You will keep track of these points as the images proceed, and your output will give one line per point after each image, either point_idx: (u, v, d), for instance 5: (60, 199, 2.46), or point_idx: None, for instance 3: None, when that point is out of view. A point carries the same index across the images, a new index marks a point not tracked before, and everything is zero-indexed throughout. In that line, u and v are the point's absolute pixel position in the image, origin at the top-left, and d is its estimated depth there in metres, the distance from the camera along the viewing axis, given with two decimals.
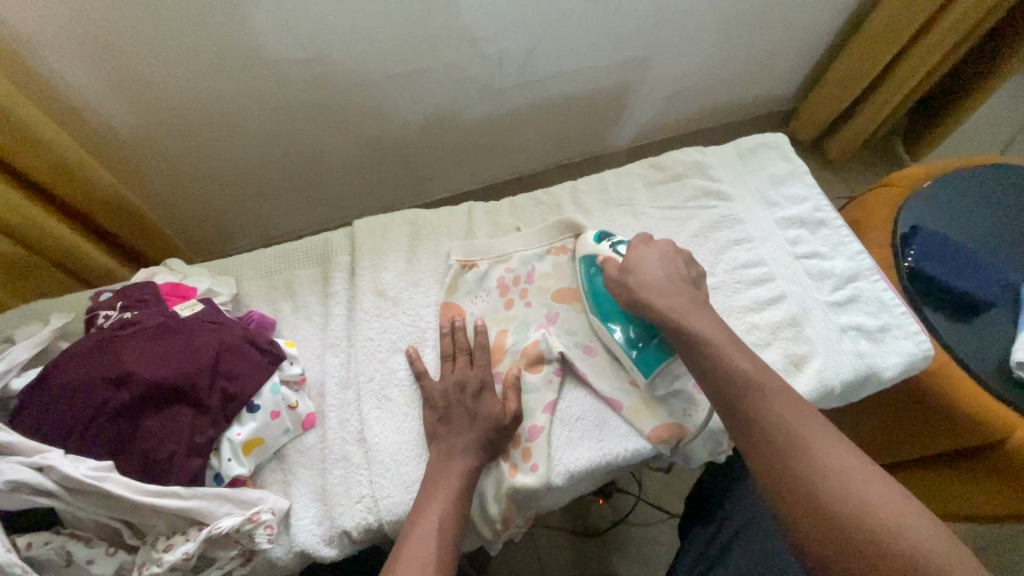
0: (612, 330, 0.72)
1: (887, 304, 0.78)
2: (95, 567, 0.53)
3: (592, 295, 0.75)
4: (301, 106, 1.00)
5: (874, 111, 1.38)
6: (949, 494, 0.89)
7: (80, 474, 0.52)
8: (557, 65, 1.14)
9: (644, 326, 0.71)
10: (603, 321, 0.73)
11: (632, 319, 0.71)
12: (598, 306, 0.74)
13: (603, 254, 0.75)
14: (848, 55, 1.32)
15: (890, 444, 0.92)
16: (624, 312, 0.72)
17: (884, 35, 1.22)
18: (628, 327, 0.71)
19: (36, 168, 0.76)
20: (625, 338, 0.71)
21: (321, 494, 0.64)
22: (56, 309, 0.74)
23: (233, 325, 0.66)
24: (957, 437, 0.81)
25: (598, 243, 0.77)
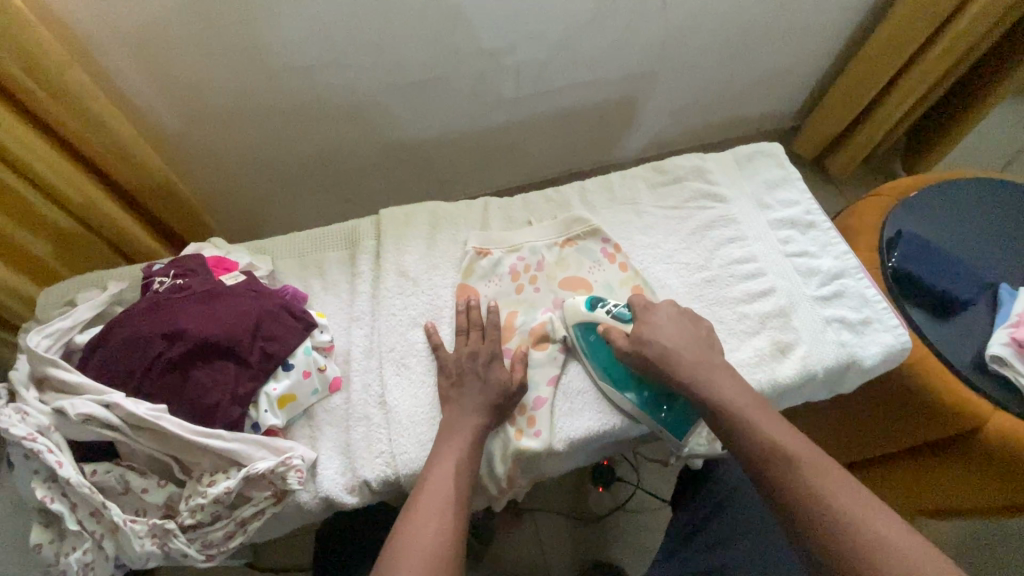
0: (631, 398, 0.75)
1: (869, 298, 0.84)
2: (149, 496, 0.60)
3: (601, 367, 0.76)
4: (333, 109, 1.09)
5: (870, 130, 1.45)
6: (930, 484, 0.94)
7: (141, 412, 0.60)
8: (570, 78, 1.22)
9: (658, 390, 0.75)
10: (617, 388, 0.75)
11: (643, 383, 0.76)
12: (611, 377, 0.76)
13: (602, 322, 0.78)
14: (845, 75, 1.40)
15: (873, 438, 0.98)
16: (633, 378, 0.76)
17: (878, 57, 1.30)
18: (645, 392, 0.75)
19: (102, 159, 0.88)
20: (643, 403, 0.75)
21: (344, 449, 0.71)
22: (112, 278, 0.82)
23: (272, 295, 0.73)
24: (935, 428, 0.87)
25: (593, 311, 0.79)
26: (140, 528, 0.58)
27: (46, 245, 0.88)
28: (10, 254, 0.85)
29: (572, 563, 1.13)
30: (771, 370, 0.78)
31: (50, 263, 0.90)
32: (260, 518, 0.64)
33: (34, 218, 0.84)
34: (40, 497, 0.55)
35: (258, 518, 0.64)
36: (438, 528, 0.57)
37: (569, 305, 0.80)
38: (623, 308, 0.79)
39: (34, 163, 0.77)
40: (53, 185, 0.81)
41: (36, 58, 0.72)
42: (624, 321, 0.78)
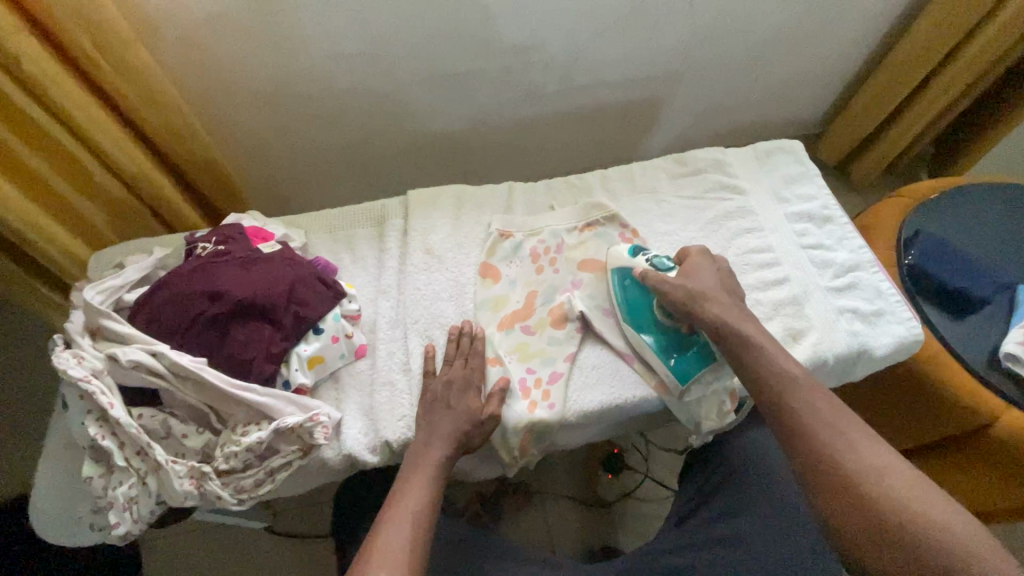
0: (648, 342, 0.78)
1: (884, 291, 0.86)
2: (189, 440, 0.65)
3: (627, 309, 0.81)
4: (366, 96, 1.14)
5: (896, 136, 1.45)
6: (941, 479, 0.95)
7: (185, 362, 0.64)
8: (596, 75, 1.25)
9: (677, 337, 0.79)
10: (638, 329, 0.79)
11: (665, 330, 0.79)
12: (633, 320, 0.80)
13: (638, 267, 0.81)
14: (873, 81, 1.39)
15: (884, 432, 0.99)
16: (658, 324, 0.79)
17: (907, 63, 1.29)
18: (662, 339, 0.78)
19: (161, 136, 0.95)
20: (660, 347, 0.78)
21: (368, 411, 0.75)
22: (158, 244, 0.88)
23: (306, 263, 0.78)
24: (946, 423, 0.88)
25: (633, 257, 0.83)
26: (180, 468, 0.62)
27: (101, 212, 0.94)
28: (67, 219, 0.91)
29: (579, 546, 1.16)
30: None
31: (103, 230, 0.97)
32: (287, 469, 0.68)
33: (89, 185, 0.90)
34: (93, 433, 0.60)
35: (286, 469, 0.68)
36: (413, 531, 0.59)
37: (614, 250, 0.85)
38: (662, 259, 0.81)
39: (93, 131, 0.83)
40: (109, 154, 0.87)
41: (106, 36, 0.78)
42: (660, 269, 0.80)
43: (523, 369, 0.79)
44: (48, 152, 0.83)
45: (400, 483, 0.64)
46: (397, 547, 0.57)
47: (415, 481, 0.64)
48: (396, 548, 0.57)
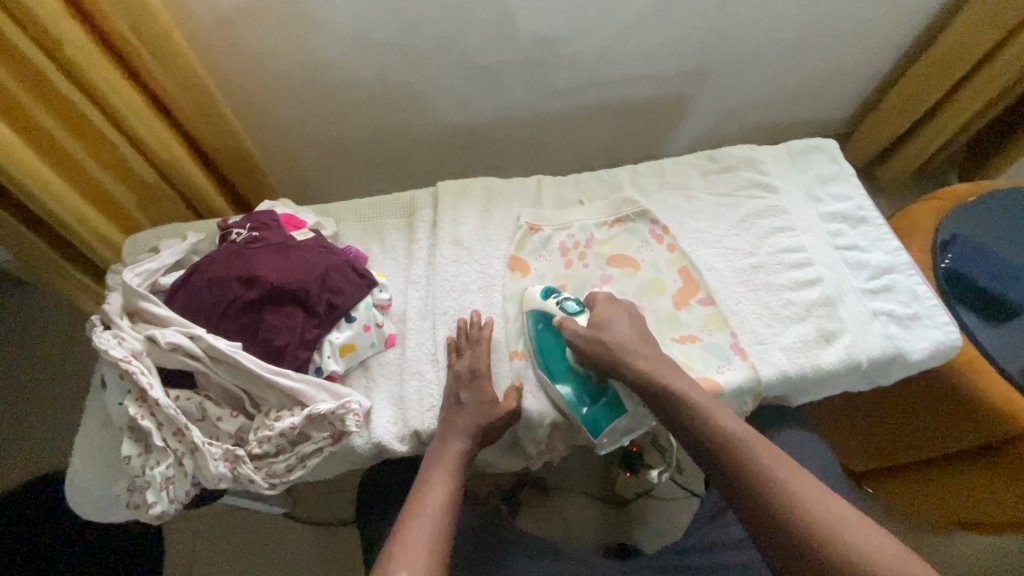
0: (561, 391, 0.74)
1: (920, 295, 0.84)
2: (224, 424, 0.66)
3: (541, 353, 0.77)
4: (394, 87, 1.14)
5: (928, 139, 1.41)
6: (957, 492, 0.94)
7: (221, 345, 0.65)
8: (623, 70, 1.23)
9: (589, 385, 0.75)
10: (552, 379, 0.75)
11: (579, 377, 0.75)
12: (546, 365, 0.76)
13: (553, 312, 0.77)
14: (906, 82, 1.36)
15: (902, 441, 0.98)
16: (571, 371, 0.75)
17: (942, 65, 1.26)
18: (576, 386, 0.74)
19: (194, 123, 0.96)
20: (576, 397, 0.74)
21: (397, 400, 0.75)
22: (191, 229, 0.89)
23: (337, 251, 0.78)
24: (971, 434, 0.87)
25: (546, 299, 0.79)
26: (215, 450, 0.63)
27: (133, 197, 0.96)
28: (102, 203, 0.92)
29: (594, 543, 1.15)
30: (815, 356, 0.80)
31: (134, 214, 0.98)
32: (319, 455, 0.69)
33: (124, 170, 0.91)
34: (133, 413, 0.61)
35: (317, 455, 0.69)
36: (436, 526, 0.61)
37: (528, 292, 0.81)
38: (574, 302, 0.78)
39: (129, 117, 0.84)
40: (143, 140, 0.88)
41: (146, 22, 0.78)
42: (573, 313, 0.77)
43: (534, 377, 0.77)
44: (84, 136, 0.84)
45: (422, 480, 0.66)
46: (419, 544, 0.58)
47: (437, 476, 0.66)
48: (417, 544, 0.58)
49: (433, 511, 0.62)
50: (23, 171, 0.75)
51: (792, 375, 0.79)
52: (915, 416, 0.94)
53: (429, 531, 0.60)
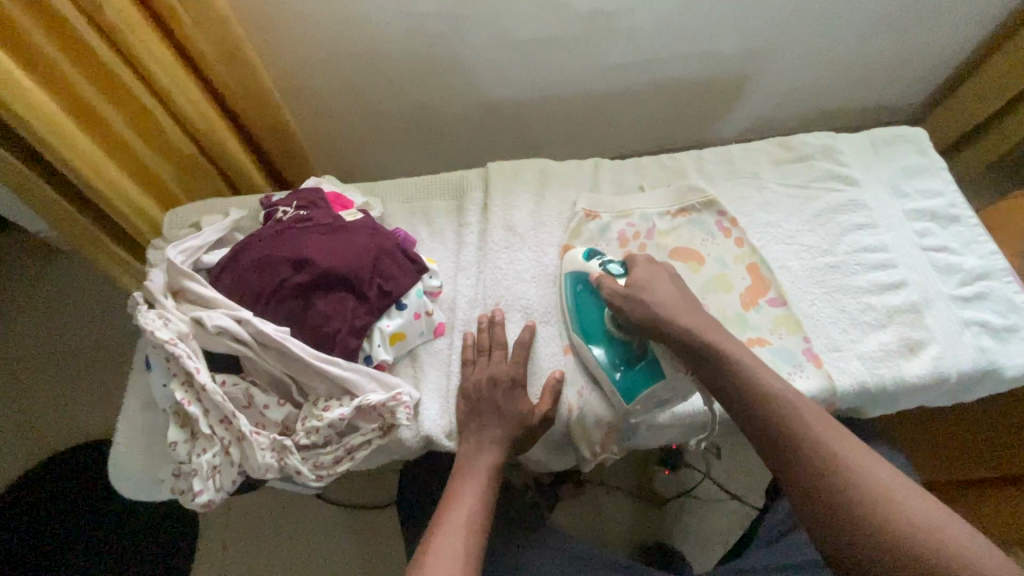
0: (596, 354, 0.71)
1: (1018, 304, 0.76)
2: (271, 412, 0.63)
3: (578, 313, 0.74)
4: (439, 59, 1.07)
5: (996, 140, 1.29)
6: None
7: (270, 331, 0.62)
8: (683, 47, 1.14)
9: (629, 349, 0.70)
10: (586, 341, 0.72)
11: (616, 341, 0.71)
12: (582, 327, 0.73)
13: (592, 272, 0.73)
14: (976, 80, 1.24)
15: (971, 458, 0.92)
16: (608, 334, 0.71)
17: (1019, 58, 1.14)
18: (612, 351, 0.70)
19: (234, 96, 0.92)
20: (609, 360, 0.70)
21: (446, 393, 0.71)
22: (235, 205, 0.86)
23: (388, 234, 0.74)
24: None
25: (587, 261, 0.75)
26: (263, 440, 0.60)
27: (170, 169, 0.93)
28: (140, 175, 0.90)
29: (629, 541, 1.11)
30: (896, 367, 0.73)
31: (173, 189, 0.95)
32: (366, 448, 0.65)
33: (161, 142, 0.88)
34: (179, 399, 0.59)
35: (365, 448, 0.65)
36: (467, 539, 0.58)
37: (568, 253, 0.78)
38: (617, 264, 0.73)
39: (168, 86, 0.80)
40: (185, 112, 0.84)
41: None
42: (615, 275, 0.72)
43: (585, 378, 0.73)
44: (123, 106, 0.80)
45: (449, 492, 0.63)
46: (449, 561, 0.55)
47: (467, 489, 0.63)
48: (449, 556, 0.55)
49: (463, 528, 0.58)
50: (61, 139, 0.72)
51: (872, 386, 0.72)
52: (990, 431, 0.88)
53: (463, 547, 0.57)
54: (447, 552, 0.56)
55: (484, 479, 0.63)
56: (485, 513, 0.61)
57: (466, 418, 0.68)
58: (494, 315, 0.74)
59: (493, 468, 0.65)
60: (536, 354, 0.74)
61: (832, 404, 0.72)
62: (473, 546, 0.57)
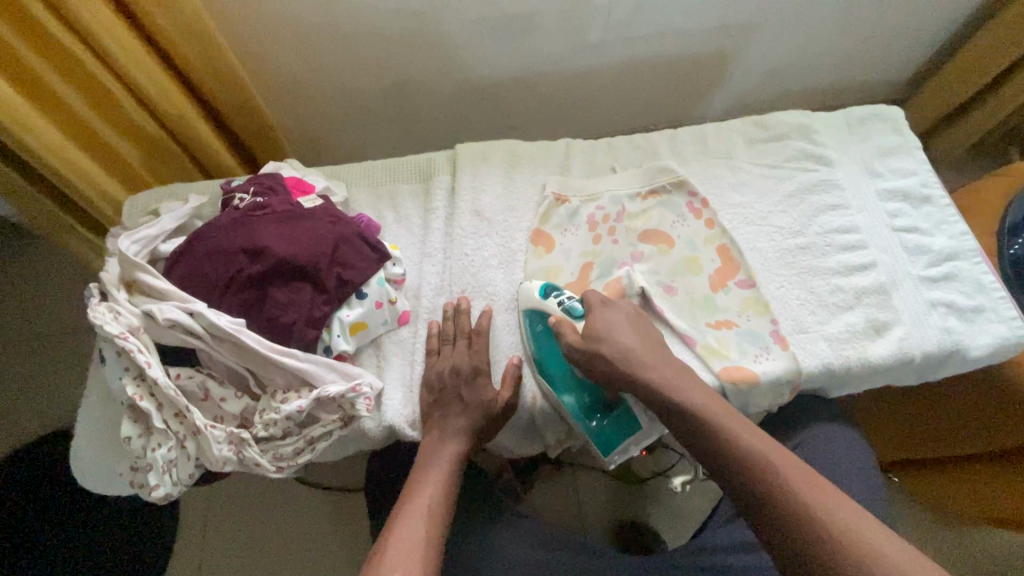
0: (568, 402, 0.69)
1: (986, 286, 0.76)
2: (228, 404, 0.62)
3: (542, 360, 0.71)
4: (409, 39, 1.03)
5: (981, 119, 1.27)
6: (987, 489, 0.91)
7: (223, 323, 0.61)
8: (664, 22, 1.09)
9: (600, 396, 0.70)
10: (555, 389, 0.69)
11: (584, 386, 0.70)
12: (550, 375, 0.70)
13: (552, 313, 0.70)
14: (963, 57, 1.21)
15: (937, 436, 0.93)
16: (575, 379, 0.70)
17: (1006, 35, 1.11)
18: (584, 397, 0.70)
19: (203, 79, 0.89)
20: (581, 408, 0.69)
21: (409, 382, 0.71)
22: (194, 191, 0.83)
23: (348, 221, 0.72)
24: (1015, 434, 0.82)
25: (545, 299, 0.71)
26: (219, 433, 0.60)
27: (134, 152, 0.89)
28: (102, 158, 0.86)
29: (607, 522, 1.12)
30: (862, 349, 0.73)
31: (140, 173, 0.93)
32: (328, 439, 0.65)
33: (123, 122, 0.84)
34: (131, 393, 0.58)
35: (326, 439, 0.65)
36: (429, 528, 0.58)
37: (524, 287, 0.73)
38: (576, 303, 0.70)
39: (128, 66, 0.76)
40: (150, 95, 0.81)
41: None
42: (577, 318, 0.69)
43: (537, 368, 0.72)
44: (82, 85, 0.77)
45: (411, 482, 0.63)
46: (407, 549, 0.55)
47: (429, 478, 0.63)
48: (409, 547, 0.55)
49: (423, 514, 0.59)
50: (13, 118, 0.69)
51: (836, 369, 0.72)
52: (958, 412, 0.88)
53: (424, 536, 0.57)
54: (407, 541, 0.56)
55: (446, 467, 0.64)
56: (447, 502, 0.62)
57: (429, 408, 0.67)
58: (460, 304, 0.73)
59: (457, 457, 0.65)
60: (501, 342, 0.73)
61: (795, 386, 0.72)
62: (434, 532, 0.58)
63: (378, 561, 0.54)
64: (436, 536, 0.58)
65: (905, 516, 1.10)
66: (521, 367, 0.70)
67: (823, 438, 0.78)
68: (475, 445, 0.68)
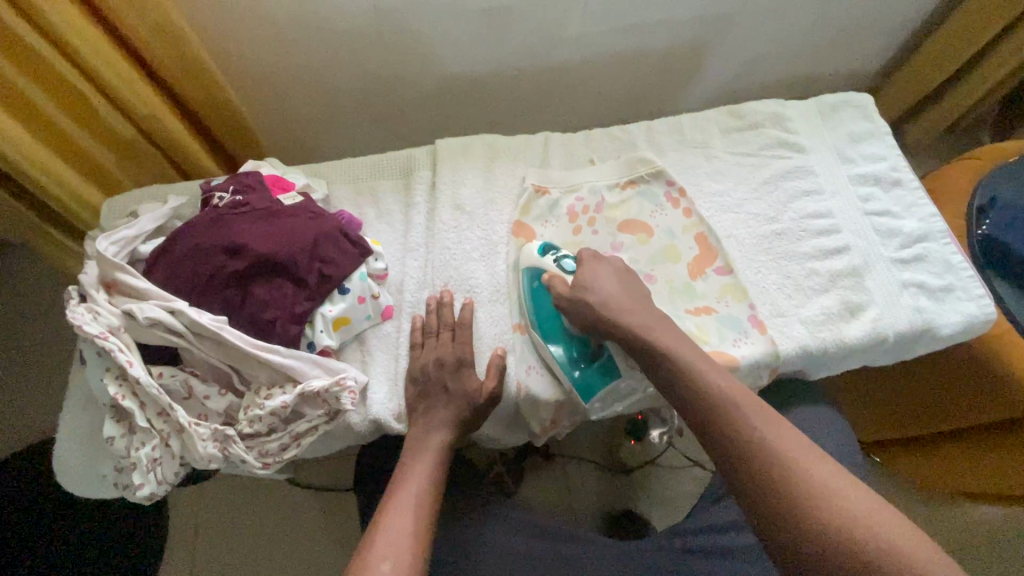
0: (555, 352, 0.71)
1: (955, 265, 0.78)
2: (212, 402, 0.62)
3: (535, 311, 0.73)
4: (386, 35, 1.03)
5: (951, 105, 1.30)
6: (963, 464, 0.93)
7: (204, 320, 0.61)
8: (641, 15, 1.10)
9: (587, 349, 0.71)
10: (545, 338, 0.71)
11: (573, 340, 0.72)
12: (541, 327, 0.72)
13: (547, 269, 0.73)
14: (933, 45, 1.23)
15: (913, 414, 0.96)
16: (566, 333, 0.72)
17: (972, 23, 1.13)
18: (573, 350, 0.71)
19: (176, 76, 0.88)
20: (569, 359, 0.71)
21: (394, 376, 0.71)
22: (174, 192, 0.83)
23: (328, 217, 0.73)
24: (988, 411, 0.84)
25: (542, 256, 0.74)
26: (203, 431, 0.60)
27: (110, 153, 0.88)
28: (77, 161, 0.85)
29: (599, 511, 1.13)
30: (837, 330, 0.75)
31: (116, 175, 0.91)
32: (313, 433, 0.65)
33: (97, 123, 0.83)
34: (112, 393, 0.58)
35: (312, 434, 0.65)
36: (417, 519, 0.58)
37: (524, 248, 0.77)
38: (570, 260, 0.73)
39: (99, 66, 0.75)
40: (121, 94, 0.80)
41: None
42: (568, 272, 0.72)
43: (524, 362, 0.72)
44: (53, 86, 0.75)
45: (398, 475, 0.63)
46: (395, 540, 0.56)
47: (416, 470, 0.63)
48: (396, 538, 0.56)
49: (411, 506, 0.59)
50: None
51: (813, 350, 0.74)
52: (933, 390, 0.91)
53: (411, 526, 0.57)
54: (394, 532, 0.56)
55: (433, 459, 0.64)
56: (434, 493, 0.62)
57: (415, 400, 0.68)
58: (443, 296, 0.73)
59: (444, 448, 0.66)
60: (484, 333, 0.74)
61: (774, 368, 0.73)
62: (422, 524, 0.58)
63: (366, 553, 0.55)
64: (423, 527, 0.58)
65: (887, 494, 1.12)
66: (505, 357, 0.71)
67: (802, 419, 0.80)
68: (462, 435, 0.69)
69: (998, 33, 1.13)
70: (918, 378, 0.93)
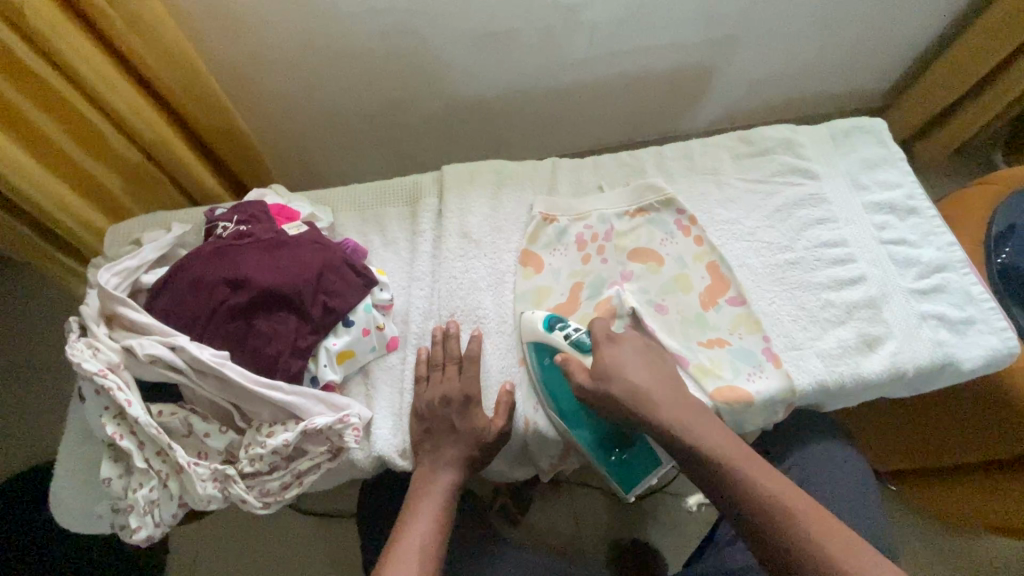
0: (583, 436, 0.70)
1: (975, 296, 0.76)
2: (212, 440, 0.61)
3: (550, 391, 0.69)
4: (394, 58, 1.03)
5: (962, 126, 1.28)
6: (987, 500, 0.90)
7: (206, 357, 0.60)
8: (649, 36, 1.09)
9: (613, 430, 0.72)
10: (568, 424, 0.69)
11: (595, 419, 0.71)
12: (560, 407, 0.69)
13: (559, 347, 0.69)
14: (944, 66, 1.22)
15: (933, 446, 0.93)
16: (584, 412, 0.70)
17: (983, 45, 1.12)
18: (598, 432, 0.71)
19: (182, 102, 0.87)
20: (598, 443, 0.71)
21: (397, 410, 0.69)
22: (179, 219, 0.82)
23: (333, 248, 0.71)
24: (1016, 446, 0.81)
25: (551, 331, 0.70)
26: (203, 470, 0.58)
27: (115, 177, 0.88)
28: (82, 186, 0.84)
29: (604, 540, 1.09)
30: (854, 364, 0.72)
31: (121, 199, 0.91)
32: (315, 472, 0.64)
33: (101, 148, 0.82)
34: (110, 433, 0.56)
35: (313, 472, 0.64)
36: (422, 563, 0.56)
37: (529, 316, 0.72)
38: (585, 335, 0.70)
39: (102, 92, 0.75)
40: (126, 119, 0.80)
41: None
42: (583, 350, 0.69)
43: (528, 405, 0.70)
44: (57, 112, 0.74)
45: (401, 519, 0.61)
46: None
47: (421, 511, 0.61)
48: None
49: (416, 552, 0.57)
50: None
51: (830, 385, 0.71)
52: (954, 423, 0.87)
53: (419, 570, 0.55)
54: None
55: (439, 501, 0.62)
56: (440, 536, 0.60)
57: (420, 437, 0.66)
58: (449, 328, 0.71)
59: (450, 488, 0.64)
60: (491, 366, 0.72)
61: (790, 404, 0.71)
62: (428, 569, 0.56)
63: None
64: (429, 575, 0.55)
65: (901, 525, 1.09)
66: (513, 393, 0.69)
67: (816, 454, 0.78)
68: (469, 473, 0.67)
69: (1010, 55, 1.12)
70: (937, 411, 0.89)
